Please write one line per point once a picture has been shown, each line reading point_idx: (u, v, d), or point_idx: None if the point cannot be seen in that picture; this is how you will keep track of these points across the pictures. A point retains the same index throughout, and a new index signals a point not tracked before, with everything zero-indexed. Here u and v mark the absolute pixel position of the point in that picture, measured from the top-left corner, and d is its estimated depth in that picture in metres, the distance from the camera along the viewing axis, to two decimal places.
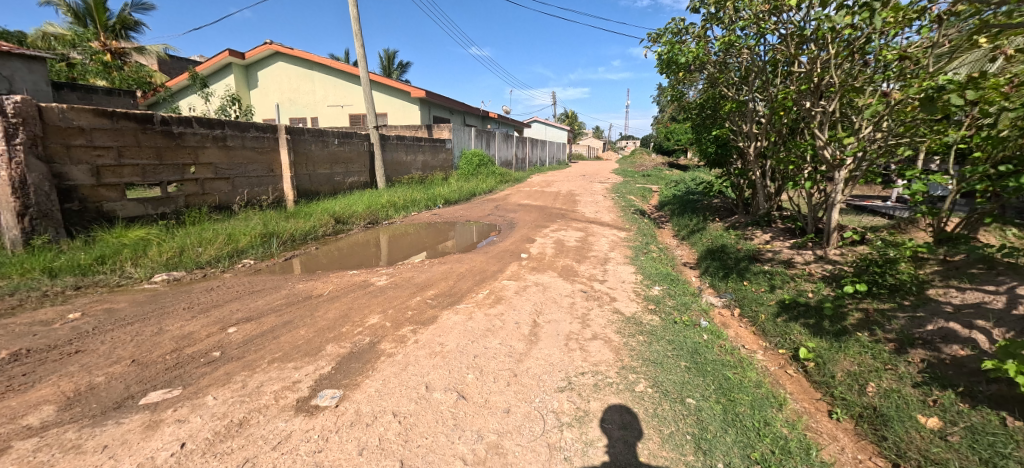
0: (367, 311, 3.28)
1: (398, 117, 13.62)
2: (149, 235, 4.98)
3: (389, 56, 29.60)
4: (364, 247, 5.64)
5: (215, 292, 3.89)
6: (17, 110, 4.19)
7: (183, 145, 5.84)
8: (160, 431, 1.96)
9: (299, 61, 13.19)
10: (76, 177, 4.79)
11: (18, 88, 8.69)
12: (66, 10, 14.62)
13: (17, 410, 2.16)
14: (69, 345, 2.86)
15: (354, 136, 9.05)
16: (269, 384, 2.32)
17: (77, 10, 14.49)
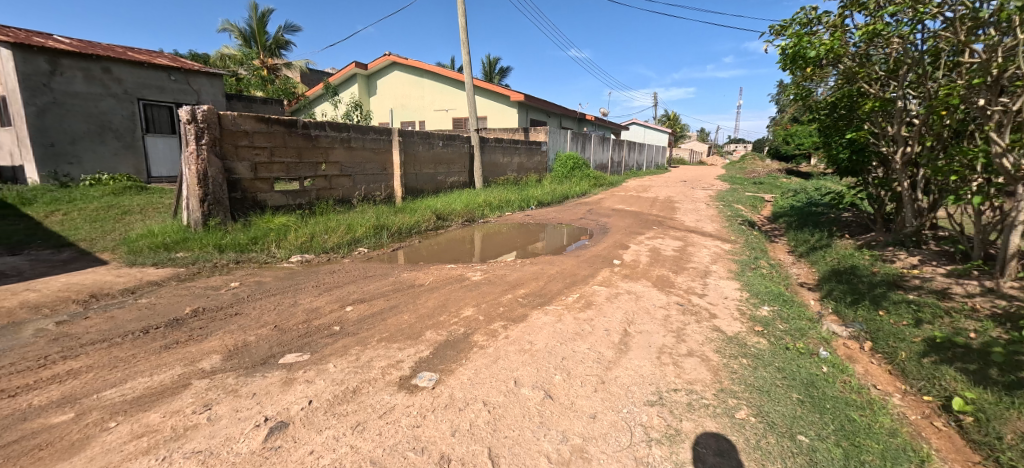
0: (461, 303, 3.48)
1: (498, 120, 14.11)
2: (289, 221, 5.81)
3: (491, 62, 30.74)
4: (460, 244, 5.96)
5: (336, 275, 4.41)
6: (205, 117, 5.21)
7: (318, 146, 6.72)
8: (294, 388, 2.30)
9: (412, 69, 14.33)
10: (241, 171, 5.78)
11: (204, 100, 10.74)
12: (238, 34, 17.65)
13: (195, 355, 2.69)
14: (230, 307, 3.48)
15: (457, 139, 9.60)
16: (377, 360, 2.59)
17: (245, 34, 17.42)
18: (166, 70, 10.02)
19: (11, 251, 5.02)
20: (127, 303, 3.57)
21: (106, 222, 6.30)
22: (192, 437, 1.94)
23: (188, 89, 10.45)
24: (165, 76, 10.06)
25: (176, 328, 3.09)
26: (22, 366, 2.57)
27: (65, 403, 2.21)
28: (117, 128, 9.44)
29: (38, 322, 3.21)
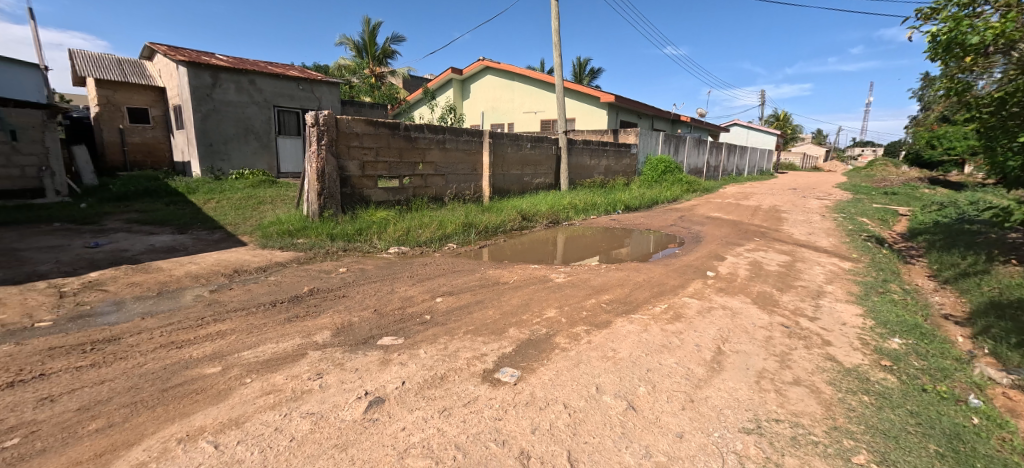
0: (544, 304, 3.51)
1: (586, 121, 13.95)
2: (388, 216, 6.31)
3: (582, 63, 30.43)
4: (543, 245, 5.99)
5: (428, 267, 4.70)
6: (325, 120, 5.88)
7: (417, 147, 7.19)
8: (390, 368, 2.50)
9: (504, 73, 14.72)
10: (351, 169, 6.40)
11: (323, 106, 12.05)
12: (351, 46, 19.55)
13: (309, 329, 3.05)
14: (338, 290, 3.88)
15: (545, 140, 9.67)
16: (463, 351, 2.71)
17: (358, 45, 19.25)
18: (295, 80, 11.40)
19: (177, 231, 6.10)
20: (259, 280, 4.15)
21: (245, 210, 7.37)
22: (306, 400, 2.20)
23: (311, 97, 11.78)
24: (295, 85, 11.46)
25: (296, 304, 3.53)
26: (185, 324, 3.12)
27: (214, 359, 2.64)
28: (256, 131, 10.97)
29: (193, 290, 3.85)
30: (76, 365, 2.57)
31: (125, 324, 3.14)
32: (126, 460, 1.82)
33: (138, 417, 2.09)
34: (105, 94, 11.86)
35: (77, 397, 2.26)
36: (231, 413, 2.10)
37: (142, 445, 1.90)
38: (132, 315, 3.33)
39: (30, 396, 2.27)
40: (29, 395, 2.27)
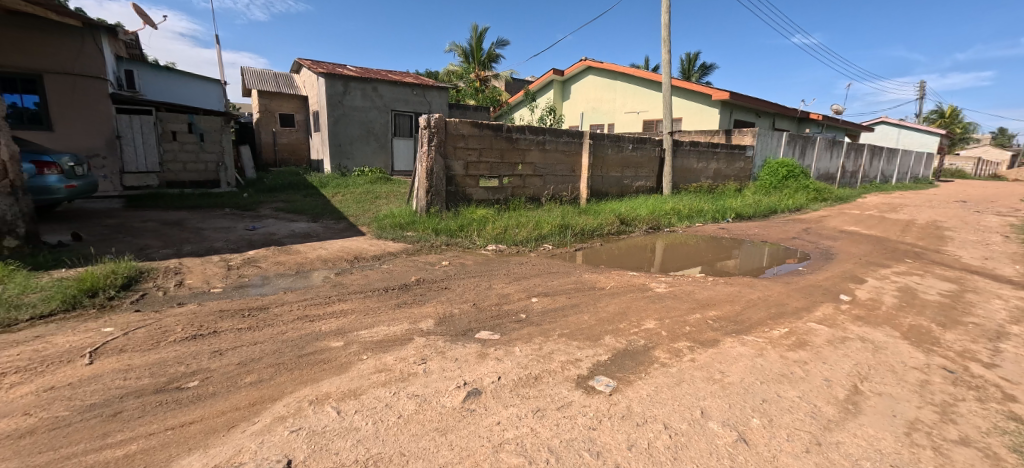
0: (643, 314, 3.35)
1: (695, 122, 13.04)
2: (488, 214, 6.53)
3: (691, 58, 28.53)
4: (642, 252, 5.73)
5: (523, 267, 4.78)
6: (435, 123, 6.31)
7: (517, 148, 7.33)
8: (486, 361, 2.59)
9: (606, 72, 14.35)
10: (456, 168, 6.76)
11: (433, 109, 12.87)
12: (459, 52, 20.63)
13: (415, 316, 3.30)
14: (441, 282, 4.12)
15: (648, 142, 9.25)
16: (558, 354, 2.70)
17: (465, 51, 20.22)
18: (411, 86, 12.35)
19: (311, 220, 6.99)
20: (374, 267, 4.58)
21: (365, 204, 8.19)
22: (412, 382, 2.37)
23: (423, 101, 12.67)
24: (410, 90, 12.42)
25: (404, 292, 3.83)
26: (315, 301, 3.57)
27: (338, 334, 2.98)
28: (376, 133, 12.11)
29: (321, 273, 4.37)
30: (237, 326, 3.08)
31: (271, 296, 3.68)
32: (271, 412, 2.12)
33: (280, 377, 2.44)
34: (264, 101, 14.03)
35: (237, 354, 2.70)
36: (350, 384, 2.35)
37: (283, 401, 2.21)
38: (276, 289, 3.89)
39: (205, 348, 2.77)
40: (204, 347, 2.78)
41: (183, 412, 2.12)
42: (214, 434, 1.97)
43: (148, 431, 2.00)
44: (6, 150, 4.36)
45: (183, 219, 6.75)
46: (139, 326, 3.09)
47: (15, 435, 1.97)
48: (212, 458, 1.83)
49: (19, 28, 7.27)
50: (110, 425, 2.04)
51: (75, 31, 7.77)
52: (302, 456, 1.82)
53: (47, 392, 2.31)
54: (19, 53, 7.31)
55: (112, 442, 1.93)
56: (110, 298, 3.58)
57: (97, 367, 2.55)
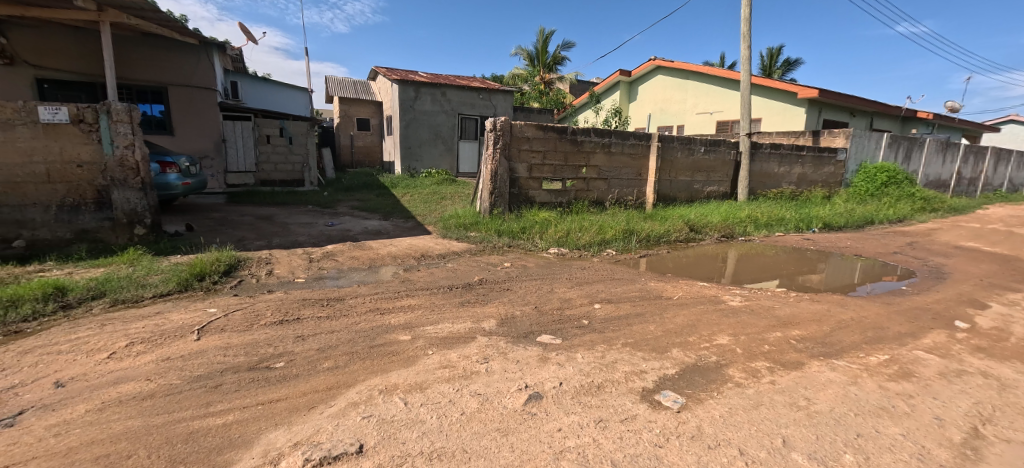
0: (715, 328, 3.15)
1: (776, 123, 12.09)
2: (550, 217, 6.49)
3: (772, 54, 26.60)
4: (713, 261, 5.39)
5: (586, 271, 4.69)
6: (501, 126, 6.40)
7: (582, 150, 7.21)
8: (548, 366, 2.57)
9: (677, 72, 13.69)
10: (520, 171, 6.80)
11: (498, 112, 13.05)
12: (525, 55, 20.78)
13: (478, 315, 3.35)
14: (503, 283, 4.16)
15: (722, 144, 8.72)
16: (621, 364, 2.62)
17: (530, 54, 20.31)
18: (477, 90, 12.61)
19: (383, 218, 7.36)
20: (440, 265, 4.73)
21: (432, 204, 8.49)
22: (475, 380, 2.41)
23: (489, 104, 12.88)
24: (477, 94, 12.68)
25: (468, 291, 3.91)
26: (385, 295, 3.75)
27: (406, 328, 3.10)
28: (443, 136, 12.52)
29: (390, 269, 4.59)
30: (317, 315, 3.32)
31: (346, 288, 3.93)
32: (345, 397, 2.26)
33: (354, 365, 2.58)
34: (344, 107, 15.03)
35: (316, 340, 2.90)
36: (416, 378, 2.43)
37: (356, 388, 2.34)
38: (350, 282, 4.14)
39: (290, 333, 3.00)
40: (289, 332, 3.02)
41: (271, 390, 2.32)
42: (297, 413, 2.13)
43: (242, 404, 2.20)
44: (139, 152, 5.01)
45: (272, 214, 7.40)
46: (236, 309, 3.43)
47: (139, 396, 2.27)
48: (295, 434, 1.97)
49: (150, 47, 8.41)
50: (212, 395, 2.28)
51: (193, 48, 8.85)
52: (372, 442, 1.91)
53: (163, 361, 2.62)
54: (150, 69, 8.45)
55: (214, 410, 2.15)
56: (213, 283, 4.01)
57: (202, 343, 2.86)
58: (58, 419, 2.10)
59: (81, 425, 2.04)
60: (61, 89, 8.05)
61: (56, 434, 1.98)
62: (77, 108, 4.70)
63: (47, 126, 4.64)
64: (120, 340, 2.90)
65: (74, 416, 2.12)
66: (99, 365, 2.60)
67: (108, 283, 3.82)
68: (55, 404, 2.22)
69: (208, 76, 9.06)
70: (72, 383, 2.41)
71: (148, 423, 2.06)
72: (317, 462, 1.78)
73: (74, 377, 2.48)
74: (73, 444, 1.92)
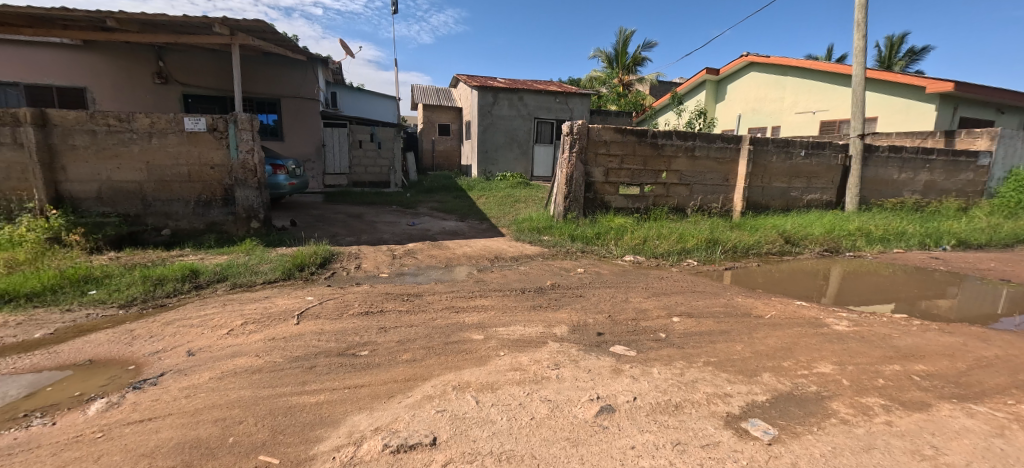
0: (815, 354, 2.81)
1: (896, 122, 10.61)
2: (626, 223, 6.26)
3: (892, 43, 23.47)
4: (812, 278, 4.84)
5: (664, 282, 4.45)
6: (578, 129, 6.31)
7: (663, 154, 6.86)
8: (621, 378, 2.45)
9: (772, 68, 12.53)
10: (596, 175, 6.65)
11: (575, 115, 12.90)
12: (603, 57, 20.39)
13: (550, 320, 3.31)
14: (576, 289, 4.07)
15: (827, 147, 7.82)
16: (702, 384, 2.42)
17: (610, 56, 19.88)
18: (554, 94, 12.58)
19: (459, 219, 7.60)
20: (512, 267, 4.76)
21: (507, 207, 8.60)
22: (546, 386, 2.37)
23: (566, 108, 12.77)
24: (554, 97, 12.64)
25: (539, 295, 3.88)
26: (460, 294, 3.85)
27: (479, 328, 3.15)
28: (519, 140, 12.66)
29: (465, 269, 4.71)
30: (398, 308, 3.49)
31: (424, 285, 4.09)
32: (421, 390, 2.33)
33: (430, 359, 2.67)
34: (427, 113, 15.80)
35: (397, 333, 3.05)
36: (488, 377, 2.45)
37: (431, 382, 2.41)
38: (428, 279, 4.31)
39: (374, 324, 3.19)
40: (373, 323, 3.20)
41: (356, 376, 2.47)
42: (378, 400, 2.24)
43: (332, 386, 2.36)
44: (257, 156, 5.64)
45: (362, 213, 7.97)
46: (330, 298, 3.72)
47: (250, 370, 2.53)
48: (376, 419, 2.07)
49: (269, 63, 9.47)
50: (307, 375, 2.48)
51: (302, 63, 9.80)
52: (445, 436, 1.95)
53: (269, 341, 2.91)
54: (266, 82, 9.53)
55: (309, 389, 2.34)
56: (311, 274, 4.39)
57: (301, 327, 3.14)
58: (188, 383, 2.41)
59: (205, 390, 2.32)
60: (200, 103, 9.36)
61: (186, 395, 2.28)
62: (212, 119, 5.40)
63: (190, 134, 5.41)
64: (236, 319, 3.27)
65: (200, 381, 2.41)
66: (220, 339, 2.95)
67: (229, 269, 4.34)
68: (187, 369, 2.56)
69: (313, 88, 9.99)
70: (200, 353, 2.76)
71: (256, 394, 2.28)
72: (394, 449, 1.85)
73: (201, 348, 2.84)
74: (199, 406, 2.18)
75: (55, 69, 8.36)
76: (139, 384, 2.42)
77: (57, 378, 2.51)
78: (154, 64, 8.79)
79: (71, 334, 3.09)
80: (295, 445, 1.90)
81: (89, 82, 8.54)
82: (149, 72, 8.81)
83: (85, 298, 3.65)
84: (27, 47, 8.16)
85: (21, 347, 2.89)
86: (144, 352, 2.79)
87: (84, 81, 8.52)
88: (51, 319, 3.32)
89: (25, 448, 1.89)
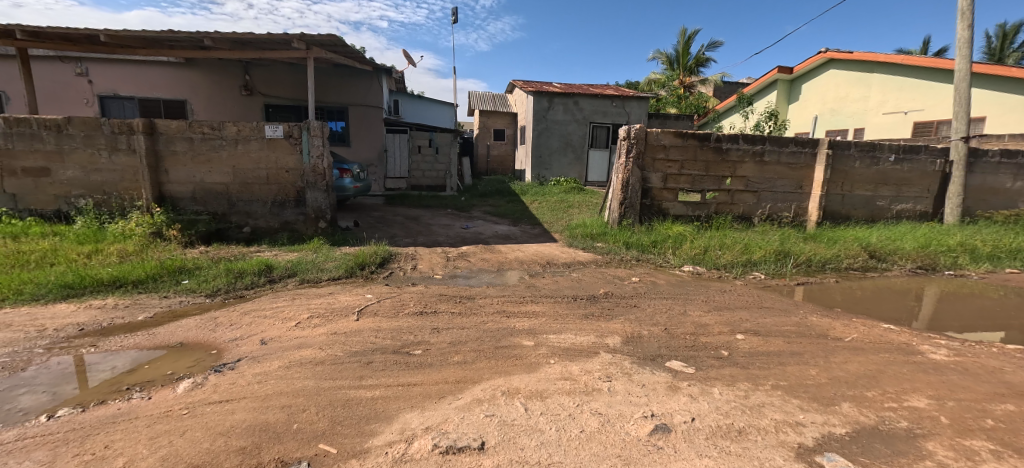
0: (906, 386, 2.50)
1: (1009, 123, 9.31)
2: (685, 231, 5.96)
3: (1004, 33, 20.72)
4: (900, 299, 4.33)
5: (727, 295, 4.17)
6: (636, 134, 6.14)
7: (727, 160, 6.47)
8: (678, 396, 2.32)
9: (855, 64, 11.49)
10: (653, 181, 6.42)
11: (632, 119, 12.55)
12: (664, 59, 19.72)
13: (602, 330, 3.21)
14: (630, 298, 3.93)
15: (922, 151, 7.00)
16: (770, 409, 2.23)
17: (671, 57, 19.21)
18: (611, 97, 12.32)
19: (512, 224, 7.63)
20: (565, 274, 4.69)
21: (560, 212, 8.51)
22: (596, 398, 2.29)
23: (623, 112, 12.46)
24: (612, 101, 12.37)
25: (592, 303, 3.78)
26: (511, 299, 3.84)
27: (530, 334, 3.11)
28: (574, 145, 12.53)
29: (516, 273, 4.70)
30: (451, 310, 3.54)
31: (477, 288, 4.13)
32: (471, 393, 2.33)
33: (481, 362, 2.68)
34: (484, 118, 16.07)
35: (449, 334, 3.09)
36: (537, 385, 2.41)
37: (481, 386, 2.40)
38: (480, 283, 4.35)
39: (427, 324, 3.26)
40: (427, 323, 3.27)
41: (410, 374, 2.52)
42: (430, 399, 2.27)
43: (387, 382, 2.43)
44: (327, 160, 5.94)
45: (419, 215, 8.23)
46: (387, 297, 3.86)
47: (314, 361, 2.67)
48: (427, 418, 2.10)
49: (339, 74, 10.06)
50: (364, 370, 2.57)
51: (369, 73, 10.31)
52: (493, 442, 1.93)
53: (332, 335, 3.06)
54: (336, 91, 10.12)
55: (365, 384, 2.42)
56: (371, 272, 4.58)
57: (360, 323, 3.27)
58: (260, 369, 2.58)
59: (274, 378, 2.47)
60: (279, 112, 10.12)
61: (258, 381, 2.44)
62: (288, 127, 5.80)
63: (268, 141, 5.83)
64: (304, 312, 3.47)
65: (270, 369, 2.57)
66: (290, 330, 3.14)
67: (299, 265, 4.63)
68: (261, 357, 2.75)
69: (379, 96, 10.47)
70: (271, 342, 2.96)
71: (319, 385, 2.40)
72: (444, 450, 1.86)
73: (273, 338, 3.03)
74: (269, 392, 2.32)
75: (161, 83, 9.39)
76: (220, 367, 2.63)
77: (154, 357, 2.79)
78: (241, 77, 9.62)
79: (168, 318, 3.43)
80: (351, 437, 1.96)
81: (188, 94, 9.52)
82: (237, 84, 9.66)
83: (179, 286, 4.05)
84: (139, 65, 9.23)
85: (127, 328, 3.25)
86: (224, 339, 3.04)
87: (184, 93, 9.50)
88: (152, 304, 3.71)
89: (127, 417, 2.10)
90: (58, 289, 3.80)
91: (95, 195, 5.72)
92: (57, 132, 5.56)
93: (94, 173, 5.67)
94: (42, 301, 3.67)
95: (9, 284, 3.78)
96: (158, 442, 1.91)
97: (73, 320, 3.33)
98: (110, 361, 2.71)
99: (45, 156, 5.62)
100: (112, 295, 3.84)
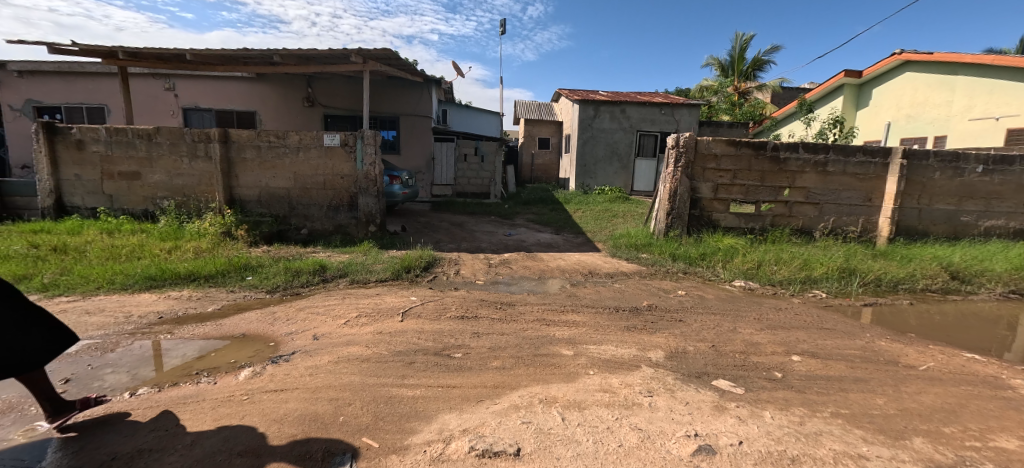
0: (992, 424, 2.23)
1: None
2: (738, 244, 5.68)
3: None
4: (989, 326, 3.87)
5: (783, 313, 3.91)
6: (685, 142, 5.96)
7: (785, 169, 6.12)
8: (724, 417, 2.20)
9: (937, 66, 10.52)
10: (703, 191, 6.18)
11: (682, 128, 12.16)
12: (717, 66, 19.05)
13: (645, 343, 3.12)
14: (675, 313, 3.78)
15: (1018, 161, 6.26)
16: (828, 438, 2.06)
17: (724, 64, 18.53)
18: (659, 105, 12.03)
19: (555, 232, 7.60)
20: (607, 284, 4.62)
21: (604, 222, 8.37)
22: (637, 413, 2.22)
23: (671, 120, 12.12)
24: (660, 108, 12.07)
25: (635, 316, 3.67)
26: (552, 307, 3.81)
27: (570, 344, 3.07)
28: (621, 153, 12.32)
29: (557, 282, 4.68)
30: (492, 316, 3.56)
31: (517, 295, 4.14)
32: (508, 398, 2.33)
33: (519, 369, 2.67)
34: (530, 128, 16.18)
35: (489, 339, 3.11)
36: (576, 395, 2.37)
37: (518, 392, 2.40)
38: (521, 289, 4.37)
39: (468, 328, 3.30)
40: (467, 327, 3.31)
41: (450, 376, 2.56)
42: (469, 402, 2.30)
43: (427, 383, 2.48)
44: (379, 167, 6.17)
45: (464, 222, 8.38)
46: (430, 300, 3.95)
47: (360, 358, 2.77)
48: (465, 421, 2.12)
49: (393, 85, 10.50)
50: (407, 370, 2.63)
51: (420, 83, 10.67)
52: (529, 449, 1.92)
53: (378, 333, 3.17)
54: (388, 101, 10.57)
55: (407, 383, 2.48)
56: (416, 275, 4.71)
57: (405, 323, 3.37)
58: (313, 363, 2.72)
59: (324, 371, 2.59)
60: (337, 121, 10.69)
61: (310, 373, 2.57)
62: (345, 135, 6.09)
63: (327, 148, 6.16)
64: (353, 311, 3.63)
65: (321, 363, 2.71)
66: (340, 328, 3.28)
67: (349, 266, 4.84)
68: (313, 351, 2.89)
69: (428, 105, 10.80)
70: (323, 338, 3.11)
71: (364, 381, 2.49)
72: (480, 453, 1.87)
73: (324, 334, 3.18)
74: (319, 384, 2.44)
75: (236, 96, 10.22)
76: (277, 359, 2.79)
77: (219, 346, 3.01)
78: (305, 89, 10.28)
79: (233, 310, 3.71)
80: (392, 433, 2.01)
81: (258, 105, 10.29)
82: (300, 95, 10.31)
83: (243, 282, 4.35)
84: (218, 80, 10.11)
85: (198, 317, 3.53)
86: (282, 332, 3.22)
87: (255, 105, 10.29)
88: (221, 296, 4.02)
89: (195, 399, 2.28)
90: (144, 280, 4.21)
91: (177, 197, 6.29)
92: (148, 140, 6.17)
93: (177, 177, 6.24)
94: (130, 290, 4.08)
95: (104, 273, 4.24)
96: (221, 424, 2.05)
97: (154, 308, 3.67)
98: (181, 349, 2.94)
99: (137, 161, 6.26)
100: (187, 287, 4.19)
